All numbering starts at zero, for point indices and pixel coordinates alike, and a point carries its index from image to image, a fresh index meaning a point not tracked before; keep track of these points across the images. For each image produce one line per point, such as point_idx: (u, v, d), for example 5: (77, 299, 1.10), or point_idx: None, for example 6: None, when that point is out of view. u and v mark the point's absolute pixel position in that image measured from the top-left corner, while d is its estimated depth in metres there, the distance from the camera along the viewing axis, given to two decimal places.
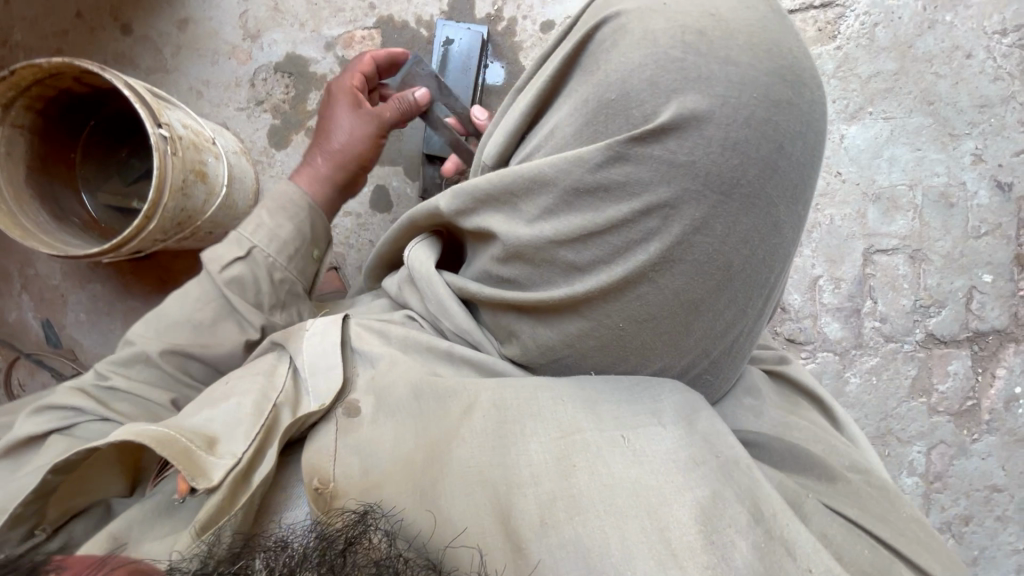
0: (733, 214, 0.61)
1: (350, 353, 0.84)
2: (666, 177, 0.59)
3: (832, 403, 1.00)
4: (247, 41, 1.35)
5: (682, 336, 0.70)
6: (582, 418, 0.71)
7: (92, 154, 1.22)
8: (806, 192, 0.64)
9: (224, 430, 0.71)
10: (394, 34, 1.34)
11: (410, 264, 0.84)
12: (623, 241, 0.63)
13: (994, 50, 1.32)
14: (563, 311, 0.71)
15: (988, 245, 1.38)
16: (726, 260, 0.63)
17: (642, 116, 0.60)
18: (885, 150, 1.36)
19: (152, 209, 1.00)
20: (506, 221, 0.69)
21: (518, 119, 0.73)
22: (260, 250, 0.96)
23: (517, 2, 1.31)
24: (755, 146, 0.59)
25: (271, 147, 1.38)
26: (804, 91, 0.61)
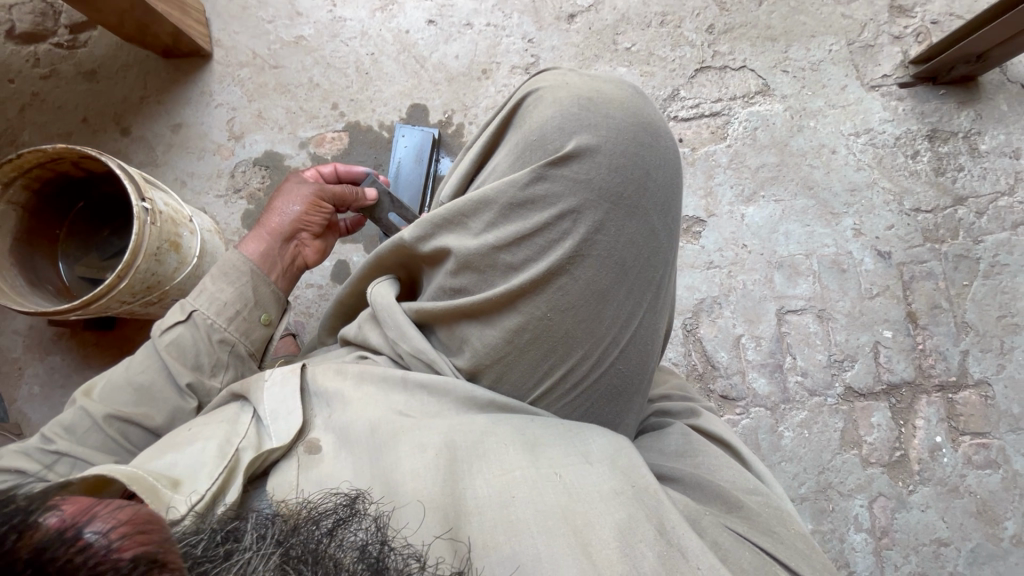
0: (624, 220, 0.73)
1: (309, 398, 0.82)
2: (575, 189, 0.71)
3: (739, 446, 1.00)
4: (231, 141, 1.57)
5: (598, 329, 0.76)
6: (520, 459, 0.68)
7: (76, 232, 1.35)
8: (672, 208, 0.78)
9: (188, 471, 0.68)
10: (360, 135, 1.58)
11: (373, 300, 0.89)
12: (546, 243, 0.73)
13: (852, 147, 1.63)
14: (501, 309, 0.75)
15: (882, 304, 1.57)
16: (623, 258, 0.74)
17: (555, 148, 0.73)
18: (780, 226, 1.60)
19: (125, 268, 1.12)
20: (458, 238, 0.77)
21: (469, 166, 0.85)
22: (200, 313, 1.05)
23: (464, 112, 1.59)
24: (632, 169, 0.73)
25: (243, 228, 1.53)
26: (662, 136, 0.78)
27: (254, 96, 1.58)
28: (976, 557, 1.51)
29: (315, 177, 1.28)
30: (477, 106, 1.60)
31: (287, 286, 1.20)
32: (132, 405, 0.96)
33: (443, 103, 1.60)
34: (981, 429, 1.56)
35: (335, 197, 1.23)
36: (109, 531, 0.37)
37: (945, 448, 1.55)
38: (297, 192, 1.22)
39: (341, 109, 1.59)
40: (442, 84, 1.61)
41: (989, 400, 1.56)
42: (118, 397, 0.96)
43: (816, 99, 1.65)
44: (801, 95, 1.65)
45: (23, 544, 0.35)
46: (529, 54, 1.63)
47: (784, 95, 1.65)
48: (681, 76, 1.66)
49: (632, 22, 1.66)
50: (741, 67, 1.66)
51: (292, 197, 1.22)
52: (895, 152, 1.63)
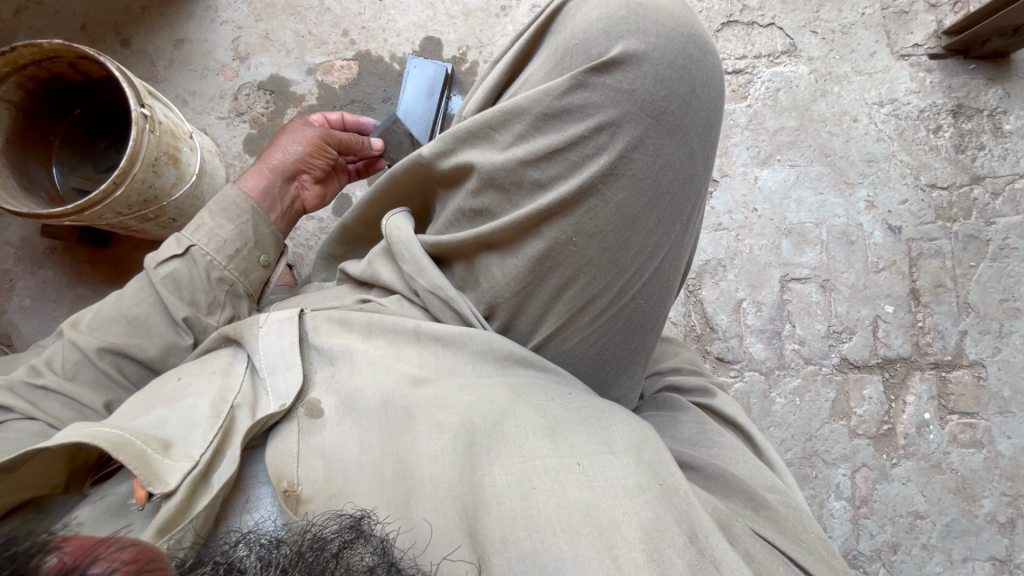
0: (663, 139, 0.67)
1: (308, 350, 0.78)
2: (616, 99, 0.65)
3: (752, 430, 0.92)
4: (236, 61, 1.50)
5: (623, 256, 0.71)
6: (542, 446, 0.66)
7: (71, 141, 1.30)
8: (710, 130, 0.70)
9: (180, 432, 0.67)
10: (370, 66, 1.52)
11: (389, 232, 0.84)
12: (579, 159, 0.67)
13: (875, 117, 1.59)
14: (524, 233, 0.71)
15: (887, 279, 1.56)
16: (659, 181, 0.68)
17: (598, 53, 0.66)
18: (792, 192, 1.57)
19: (121, 175, 1.08)
20: (483, 153, 0.72)
21: (498, 77, 0.78)
22: (199, 249, 0.99)
23: (479, 49, 1.53)
24: (677, 82, 0.66)
25: (245, 153, 1.49)
26: (710, 51, 0.70)
27: (261, 16, 1.52)
28: (950, 531, 1.54)
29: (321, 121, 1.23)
30: (493, 44, 1.54)
31: (285, 229, 1.14)
32: (125, 336, 0.92)
33: (458, 39, 1.54)
34: (970, 408, 1.57)
35: (342, 144, 1.18)
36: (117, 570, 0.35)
37: (932, 425, 1.56)
38: (299, 133, 1.16)
39: (351, 37, 1.52)
40: (458, 18, 1.54)
41: (982, 381, 1.57)
42: (109, 328, 0.92)
43: (843, 63, 1.59)
44: (828, 59, 1.59)
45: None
46: None
47: (811, 57, 1.59)
48: (706, 28, 1.59)
49: None
50: (770, 24, 1.59)
51: (295, 138, 1.16)
52: (917, 125, 1.59)
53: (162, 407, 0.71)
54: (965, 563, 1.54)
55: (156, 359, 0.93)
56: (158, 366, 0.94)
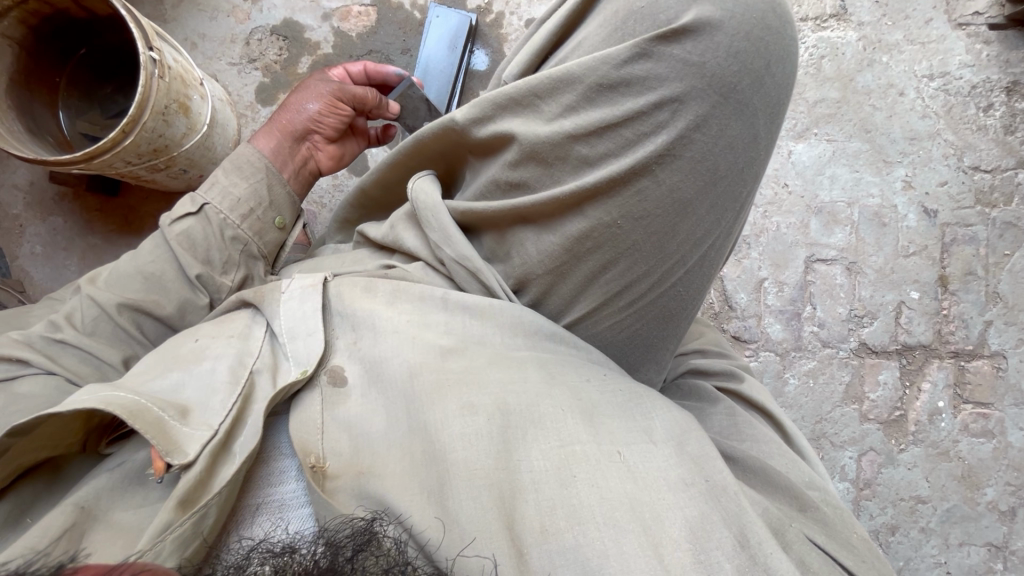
0: (729, 119, 0.61)
1: (330, 316, 0.76)
2: (682, 72, 0.59)
3: (780, 417, 0.93)
4: (248, 3, 1.42)
5: (668, 243, 0.67)
6: (580, 431, 0.65)
7: (77, 83, 1.25)
8: (782, 112, 0.64)
9: (197, 398, 0.67)
10: (389, 13, 1.43)
11: (413, 197, 0.80)
12: (632, 137, 0.62)
13: (923, 91, 1.49)
14: (565, 211, 0.67)
15: (915, 264, 1.51)
16: (718, 165, 0.63)
17: (668, 19, 0.60)
18: (827, 168, 1.50)
19: (130, 123, 1.04)
20: (525, 123, 0.66)
21: (545, 38, 0.72)
22: (212, 207, 0.97)
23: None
24: (752, 56, 0.60)
25: (257, 103, 1.42)
26: (789, 20, 0.63)
27: None
28: (950, 516, 1.56)
29: (343, 78, 1.17)
30: None
31: (301, 191, 1.11)
32: (141, 292, 0.90)
33: None
34: (985, 399, 1.55)
35: (357, 99, 1.10)
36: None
37: (945, 413, 1.55)
38: (313, 88, 1.10)
39: None
40: None
41: (1000, 372, 1.54)
42: (126, 284, 0.90)
43: (895, 31, 1.48)
44: (879, 24, 1.48)
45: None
46: None
47: (861, 22, 1.48)
48: None
49: None
50: None
51: (308, 94, 1.10)
52: (966, 102, 1.49)
53: (176, 371, 0.70)
54: (961, 547, 1.56)
55: (172, 319, 0.92)
56: (174, 326, 0.93)
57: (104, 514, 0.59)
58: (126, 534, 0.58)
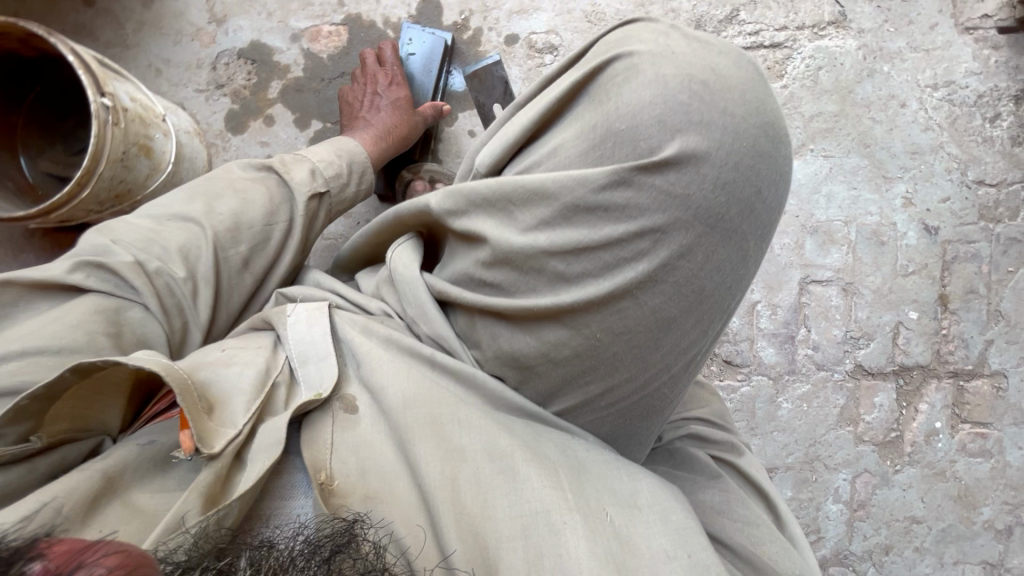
0: (716, 246, 0.59)
1: (340, 344, 0.73)
2: (666, 204, 0.57)
3: (778, 499, 0.88)
4: (213, 25, 1.35)
5: (650, 356, 0.65)
6: (566, 482, 0.66)
7: (36, 121, 1.20)
8: (770, 235, 0.64)
9: (225, 395, 0.64)
10: (361, 32, 1.36)
11: (391, 267, 0.75)
12: (613, 261, 0.59)
13: (926, 102, 1.41)
14: (543, 319, 0.64)
15: (915, 283, 1.46)
16: (703, 286, 0.61)
17: (648, 147, 0.56)
18: (823, 186, 1.43)
19: (86, 176, 0.99)
20: (499, 227, 0.63)
21: (518, 134, 0.65)
22: (332, 200, 1.00)
23: (484, 15, 1.36)
24: (740, 184, 0.58)
25: (227, 131, 1.37)
26: (782, 145, 0.61)
27: None
28: (945, 536, 1.54)
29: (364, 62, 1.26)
30: (500, 9, 1.37)
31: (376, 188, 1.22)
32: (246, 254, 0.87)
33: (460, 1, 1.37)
34: (984, 419, 1.51)
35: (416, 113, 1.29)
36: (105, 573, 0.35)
37: (942, 434, 1.52)
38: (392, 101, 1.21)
39: None
40: None
41: (1000, 392, 1.50)
42: (230, 242, 0.86)
43: (898, 38, 1.40)
44: (880, 31, 1.40)
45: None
46: None
47: (861, 29, 1.40)
48: None
49: None
50: None
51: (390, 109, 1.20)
52: (972, 113, 1.42)
53: (202, 371, 0.64)
54: (956, 566, 1.55)
55: None
56: None
57: (124, 493, 0.59)
58: (143, 516, 0.58)
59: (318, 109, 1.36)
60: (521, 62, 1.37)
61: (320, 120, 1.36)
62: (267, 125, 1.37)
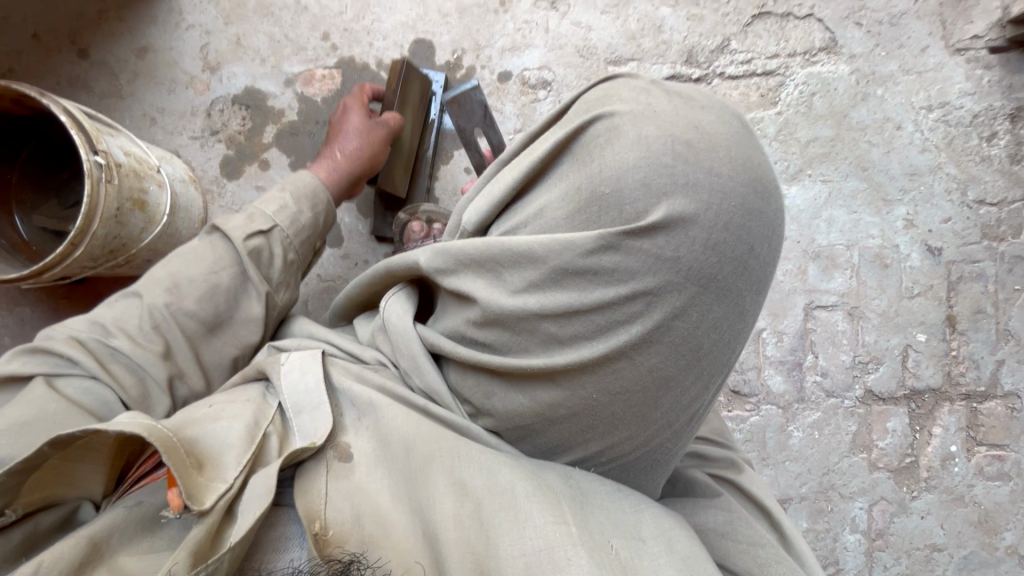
0: (710, 304, 0.56)
1: (334, 392, 0.68)
2: (655, 267, 0.54)
3: (781, 517, 0.84)
4: (207, 73, 1.36)
5: (649, 413, 0.62)
6: (569, 516, 0.61)
7: (30, 176, 1.19)
8: (767, 284, 0.60)
9: (214, 451, 0.58)
10: (354, 75, 1.37)
11: (386, 317, 0.71)
12: (605, 323, 0.56)
13: (921, 124, 1.41)
14: (535, 377, 0.62)
15: (921, 305, 1.44)
16: (700, 344, 0.58)
17: (635, 213, 0.54)
18: (823, 212, 1.42)
19: (79, 235, 0.98)
20: (489, 287, 0.60)
21: (505, 192, 0.63)
22: (280, 230, 0.91)
23: (476, 53, 1.37)
24: (733, 242, 0.55)
25: (222, 177, 1.36)
26: (772, 197, 0.58)
27: (231, 18, 1.36)
28: (967, 563, 1.49)
29: (360, 92, 1.20)
30: (492, 46, 1.38)
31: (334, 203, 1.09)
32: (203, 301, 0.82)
33: (452, 41, 1.37)
34: (1000, 441, 1.48)
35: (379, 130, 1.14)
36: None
37: (958, 457, 1.48)
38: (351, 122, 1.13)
39: (333, 41, 1.36)
40: (452, 16, 1.37)
41: (1015, 413, 1.47)
42: (187, 293, 0.81)
43: (890, 61, 1.40)
44: (872, 56, 1.40)
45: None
46: None
47: (853, 54, 1.40)
48: (734, 22, 1.40)
49: None
50: (807, 15, 1.39)
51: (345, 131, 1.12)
52: (968, 133, 1.41)
53: (188, 430, 0.59)
54: None
55: None
56: None
57: (110, 560, 0.51)
58: None
59: (313, 151, 1.36)
60: (514, 98, 1.38)
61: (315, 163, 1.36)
62: (262, 169, 1.36)
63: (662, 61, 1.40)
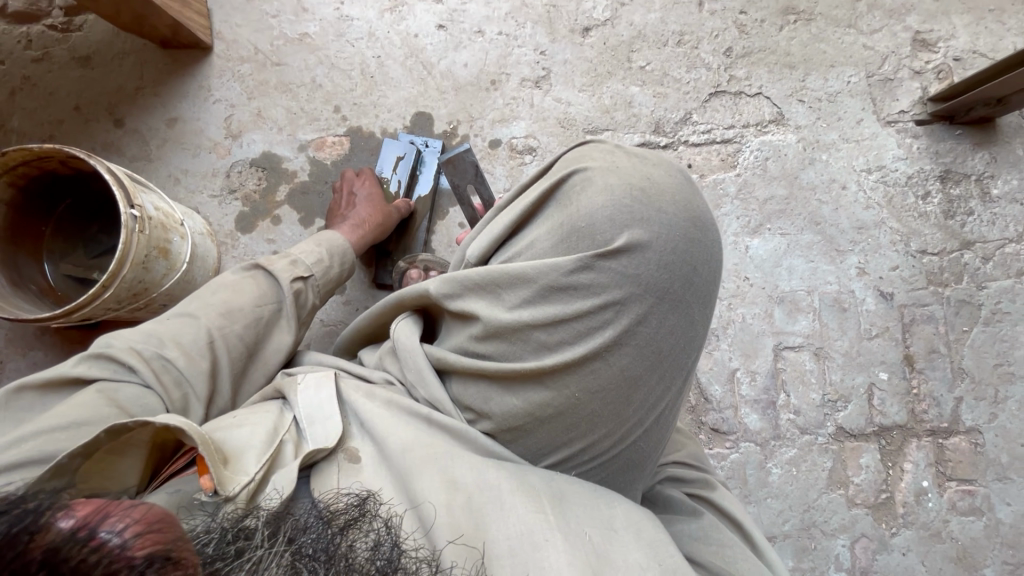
0: (667, 314, 0.68)
1: (345, 409, 0.78)
2: (622, 282, 0.66)
3: (745, 520, 0.92)
4: (229, 139, 1.52)
5: (624, 413, 0.71)
6: (549, 509, 0.69)
7: (62, 229, 1.31)
8: (713, 298, 0.72)
9: (237, 451, 0.67)
10: (361, 141, 1.54)
11: (395, 338, 0.82)
12: (583, 330, 0.67)
13: (864, 184, 1.60)
14: (526, 380, 0.71)
15: (880, 345, 1.56)
16: (661, 348, 0.69)
17: (605, 240, 0.66)
18: (783, 261, 1.57)
19: (110, 278, 1.09)
20: (489, 306, 0.71)
21: (502, 231, 0.76)
22: (315, 279, 1.09)
23: (470, 124, 1.55)
24: (682, 262, 0.67)
25: (237, 231, 1.49)
26: (710, 229, 0.71)
27: (254, 93, 1.54)
28: None
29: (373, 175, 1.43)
30: (484, 118, 1.56)
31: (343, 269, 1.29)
32: (243, 329, 0.95)
33: (449, 113, 1.56)
34: (968, 475, 1.55)
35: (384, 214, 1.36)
36: (123, 531, 0.43)
37: (931, 493, 1.55)
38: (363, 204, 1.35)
39: (343, 112, 1.54)
40: (449, 92, 1.57)
41: (979, 448, 1.55)
42: (230, 318, 0.94)
43: (831, 131, 1.61)
44: (815, 127, 1.61)
45: (35, 546, 0.39)
46: (540, 67, 1.58)
47: (798, 125, 1.61)
48: (694, 99, 1.61)
49: (648, 39, 1.61)
50: (757, 94, 1.61)
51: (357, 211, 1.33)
52: (905, 192, 1.60)
53: (215, 435, 0.69)
54: None
55: None
56: None
57: None
58: None
59: (321, 207, 1.51)
60: (503, 162, 1.56)
61: (323, 217, 1.50)
62: (274, 224, 1.50)
63: (633, 131, 1.59)
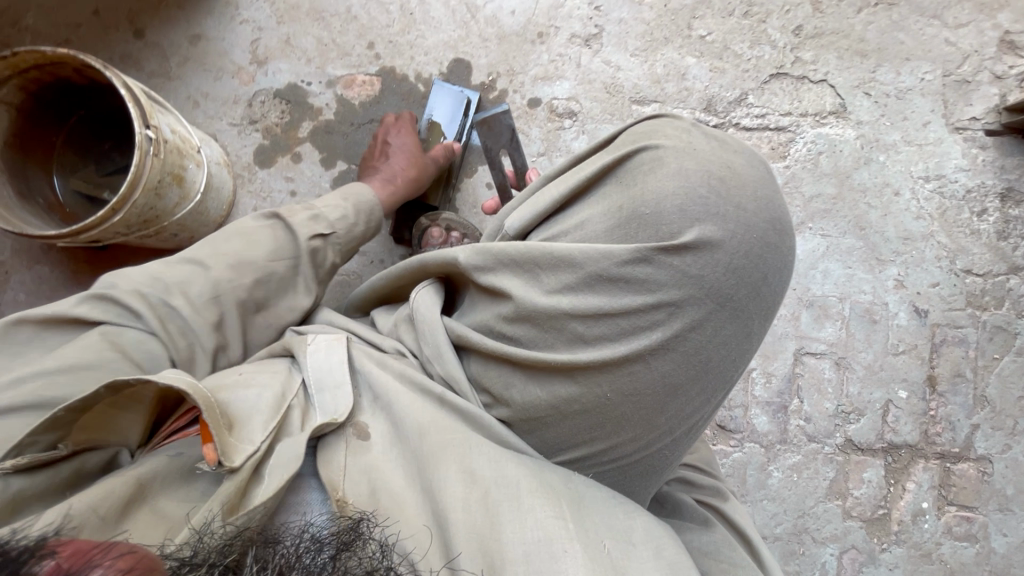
0: (724, 322, 0.62)
1: (356, 376, 0.74)
2: (682, 281, 0.60)
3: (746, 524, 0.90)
4: (253, 65, 1.43)
5: (657, 418, 0.67)
6: (568, 517, 0.65)
7: (74, 142, 1.25)
8: (775, 311, 0.66)
9: (244, 414, 0.64)
10: (393, 84, 1.44)
11: (414, 307, 0.77)
12: (629, 327, 0.62)
13: (918, 193, 1.50)
14: (556, 372, 0.66)
15: (904, 362, 1.50)
16: (710, 357, 0.63)
17: (669, 232, 0.60)
18: (819, 263, 1.50)
19: (120, 202, 1.03)
20: (525, 287, 0.66)
21: (549, 205, 0.70)
22: (337, 236, 1.01)
23: (510, 78, 1.45)
24: (751, 268, 0.61)
25: (254, 164, 1.42)
26: (787, 234, 0.64)
27: (284, 18, 1.43)
28: None
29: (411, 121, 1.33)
30: (526, 73, 1.46)
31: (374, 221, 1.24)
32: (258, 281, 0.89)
33: (489, 64, 1.46)
34: (970, 502, 1.53)
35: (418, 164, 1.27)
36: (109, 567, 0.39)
37: (929, 514, 1.53)
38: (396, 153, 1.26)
39: (377, 50, 1.44)
40: (492, 41, 1.46)
41: (986, 476, 1.52)
42: (246, 269, 0.88)
43: (893, 131, 1.50)
44: (878, 124, 1.50)
45: None
46: (592, 24, 1.46)
47: (859, 120, 1.50)
48: (753, 79, 1.49)
49: (713, 6, 1.48)
50: (821, 81, 1.49)
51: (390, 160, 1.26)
52: (961, 206, 1.50)
53: (222, 394, 0.65)
54: None
55: None
56: None
57: (152, 501, 0.60)
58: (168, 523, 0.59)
59: (344, 150, 1.43)
60: (541, 124, 1.46)
61: (346, 161, 1.42)
62: (294, 162, 1.43)
63: (683, 106, 1.49)
